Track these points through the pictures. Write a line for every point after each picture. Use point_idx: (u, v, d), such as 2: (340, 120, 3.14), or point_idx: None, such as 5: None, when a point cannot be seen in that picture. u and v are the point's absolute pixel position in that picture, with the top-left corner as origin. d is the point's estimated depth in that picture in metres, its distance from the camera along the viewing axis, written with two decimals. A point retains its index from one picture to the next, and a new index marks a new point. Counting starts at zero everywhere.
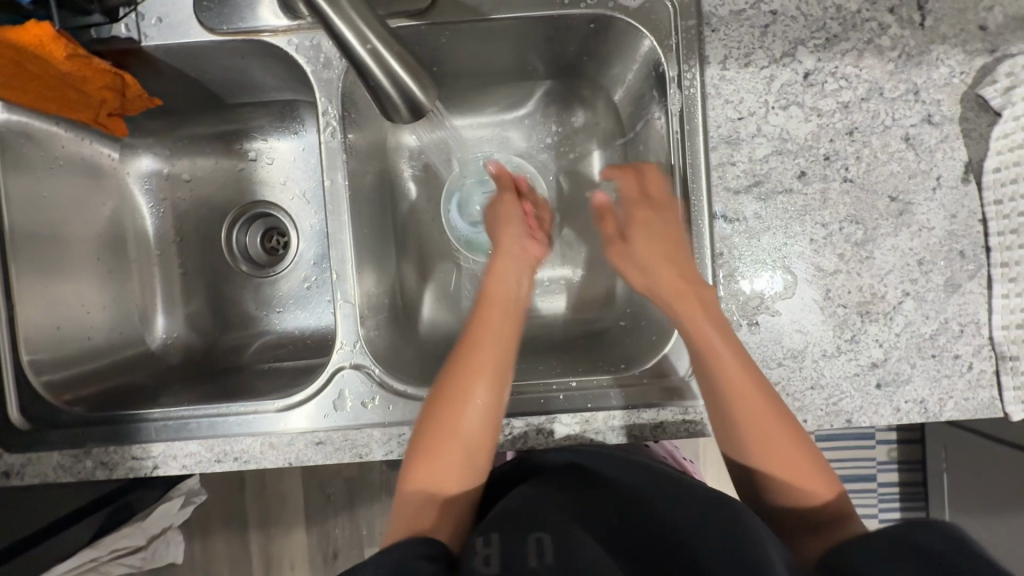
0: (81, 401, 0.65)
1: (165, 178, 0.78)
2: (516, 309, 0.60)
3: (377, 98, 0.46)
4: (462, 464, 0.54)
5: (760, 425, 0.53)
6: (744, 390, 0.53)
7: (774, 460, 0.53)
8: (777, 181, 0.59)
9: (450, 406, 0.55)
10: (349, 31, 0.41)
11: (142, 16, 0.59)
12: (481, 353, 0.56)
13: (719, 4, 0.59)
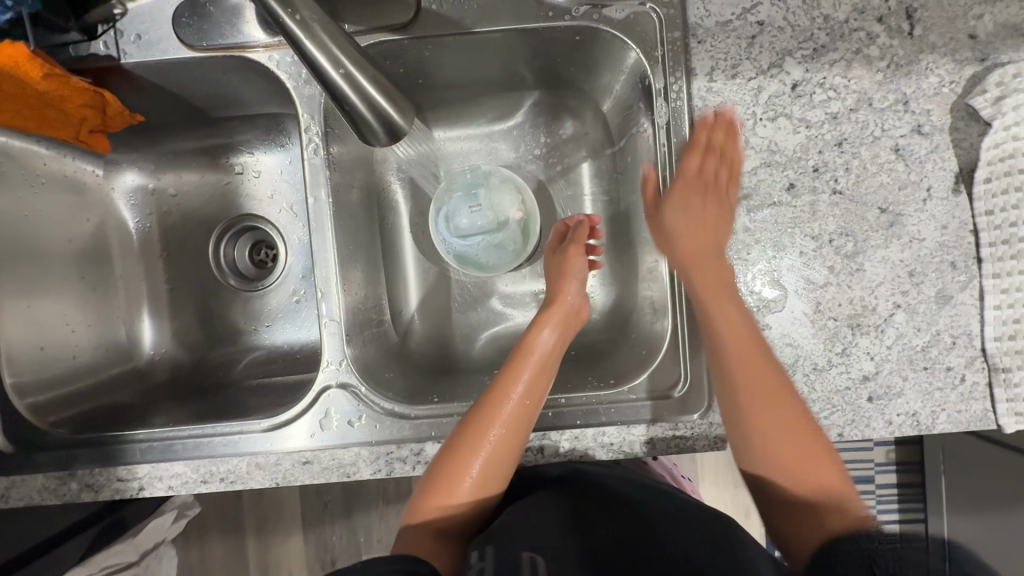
0: (66, 422, 0.64)
1: (150, 193, 0.78)
2: (549, 357, 0.59)
3: (355, 123, 0.45)
4: (468, 506, 0.54)
5: (764, 410, 0.52)
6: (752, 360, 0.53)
7: (773, 451, 0.52)
8: (766, 194, 0.58)
9: (466, 449, 0.54)
10: (325, 57, 0.41)
11: (120, 33, 0.58)
12: (502, 401, 0.55)
13: (706, 15, 0.58)
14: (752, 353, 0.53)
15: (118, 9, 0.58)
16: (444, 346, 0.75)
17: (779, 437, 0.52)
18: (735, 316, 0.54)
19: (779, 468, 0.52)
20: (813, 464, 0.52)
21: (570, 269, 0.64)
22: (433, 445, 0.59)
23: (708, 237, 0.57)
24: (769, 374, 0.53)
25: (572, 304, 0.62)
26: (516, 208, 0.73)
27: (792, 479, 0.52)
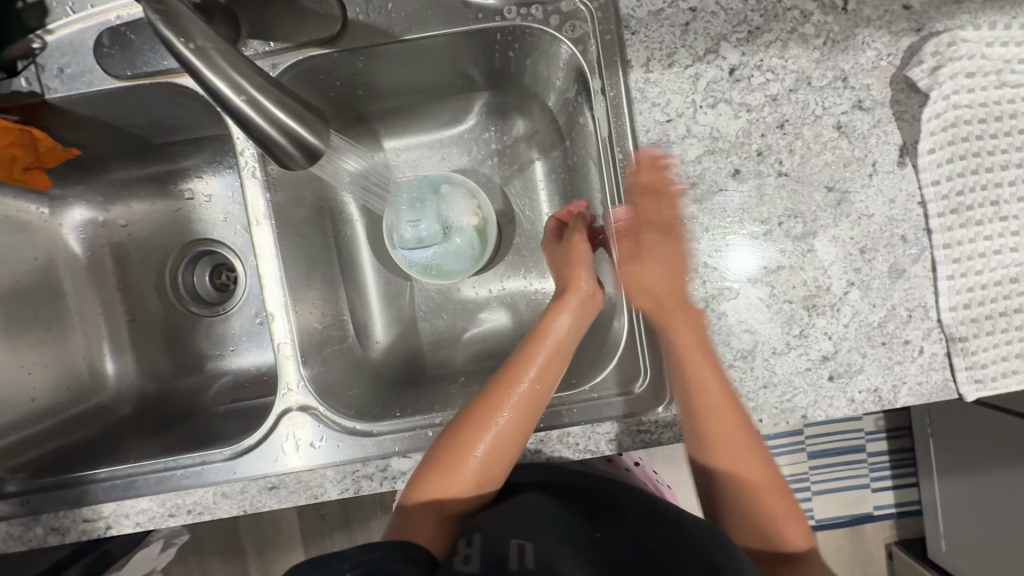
0: (26, 467, 0.63)
1: (101, 225, 0.76)
2: (565, 342, 0.58)
3: (266, 148, 0.43)
4: (471, 486, 0.53)
5: (745, 470, 0.55)
6: (723, 421, 0.54)
7: (746, 527, 0.55)
8: (711, 182, 0.58)
9: (474, 426, 0.53)
10: (225, 83, 0.40)
11: (42, 68, 0.57)
12: (516, 382, 0.55)
13: (637, 6, 0.57)
14: (744, 446, 0.54)
15: (37, 44, 0.57)
16: (412, 356, 0.74)
17: (755, 510, 0.55)
18: (711, 372, 0.55)
19: (751, 531, 0.55)
20: (775, 501, 0.55)
21: (573, 257, 0.63)
22: (398, 460, 0.58)
23: (687, 315, 0.56)
24: (755, 458, 0.55)
25: (587, 288, 0.61)
26: (472, 213, 0.73)
27: (764, 537, 0.54)
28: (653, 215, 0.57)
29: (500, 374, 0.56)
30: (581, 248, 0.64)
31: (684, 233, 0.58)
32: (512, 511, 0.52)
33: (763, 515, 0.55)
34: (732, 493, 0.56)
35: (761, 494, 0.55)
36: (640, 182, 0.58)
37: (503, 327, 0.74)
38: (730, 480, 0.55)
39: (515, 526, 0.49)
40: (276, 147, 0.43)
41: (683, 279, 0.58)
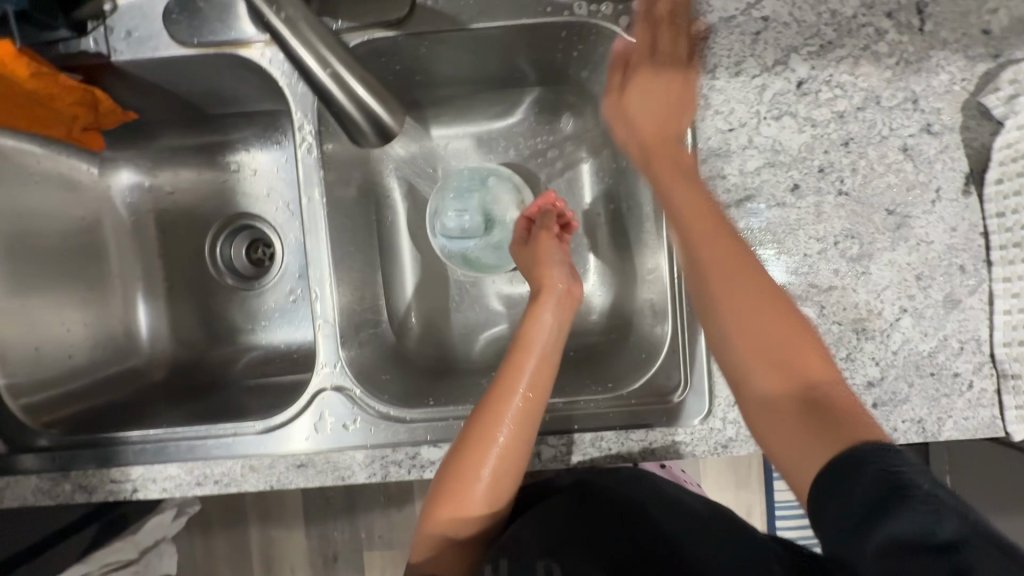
0: (60, 424, 0.63)
1: (147, 190, 0.77)
2: (549, 349, 0.57)
3: (342, 125, 0.44)
4: (481, 508, 0.53)
5: (736, 296, 0.47)
6: (705, 237, 0.49)
7: (759, 367, 0.45)
8: (769, 195, 0.57)
9: (473, 450, 0.52)
10: (313, 55, 0.41)
11: (110, 29, 0.57)
12: (507, 398, 0.54)
13: (709, 11, 0.56)
14: (741, 277, 0.47)
15: (107, 5, 0.57)
16: (442, 347, 0.74)
17: (761, 340, 0.45)
18: (696, 198, 0.51)
19: (774, 385, 0.44)
20: (796, 342, 0.45)
21: (545, 255, 0.64)
22: (428, 449, 0.58)
23: (674, 162, 0.54)
24: (760, 293, 0.47)
25: (561, 286, 0.61)
26: (512, 207, 0.73)
27: (783, 376, 0.44)
28: (645, 52, 0.57)
29: (489, 392, 0.55)
30: (551, 247, 0.64)
31: None
32: (537, 526, 0.54)
33: (783, 355, 0.45)
34: (734, 347, 0.46)
35: (770, 316, 0.46)
36: None
37: None
38: (721, 309, 0.47)
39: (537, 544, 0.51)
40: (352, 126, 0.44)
41: None
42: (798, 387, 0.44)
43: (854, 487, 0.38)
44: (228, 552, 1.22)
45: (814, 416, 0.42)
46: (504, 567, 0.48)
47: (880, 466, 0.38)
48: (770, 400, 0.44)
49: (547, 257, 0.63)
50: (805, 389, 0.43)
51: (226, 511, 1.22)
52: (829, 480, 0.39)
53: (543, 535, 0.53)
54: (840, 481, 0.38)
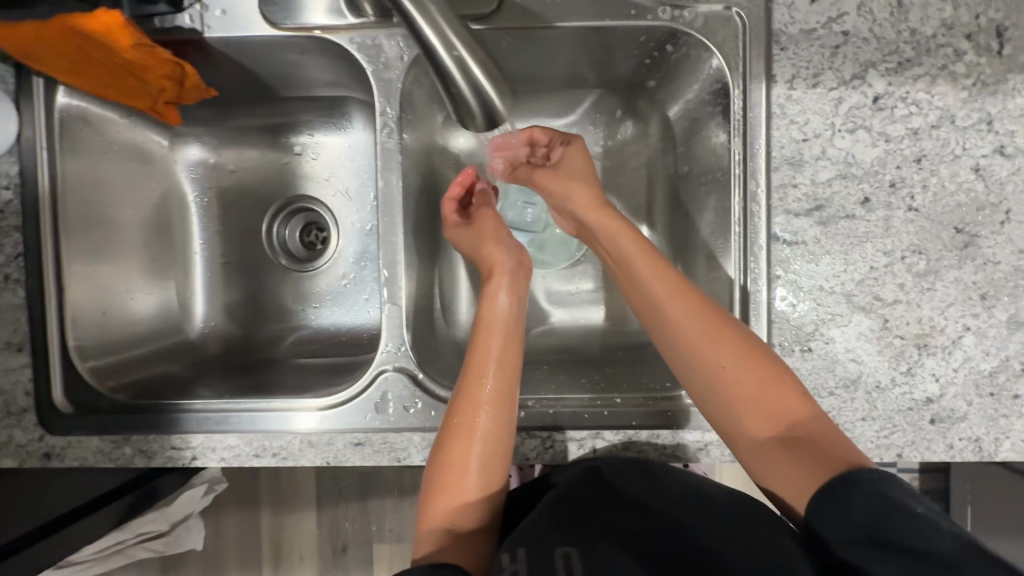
0: (124, 389, 0.64)
1: (211, 167, 0.78)
2: (510, 331, 0.58)
3: (452, 100, 0.46)
4: (479, 494, 0.54)
5: (711, 355, 0.51)
6: (678, 299, 0.53)
7: (749, 417, 0.50)
8: (839, 207, 0.57)
9: (460, 439, 0.54)
10: (442, 45, 0.41)
11: (206, 8, 0.59)
12: (480, 382, 0.55)
13: (791, 22, 0.57)
14: (717, 334, 0.52)
15: None
16: None
17: (748, 394, 0.50)
18: (655, 263, 0.55)
19: (760, 427, 0.50)
20: (773, 390, 0.50)
21: (479, 237, 0.63)
22: None
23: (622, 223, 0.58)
24: (734, 342, 0.52)
25: (512, 263, 0.61)
26: None
27: (771, 423, 0.50)
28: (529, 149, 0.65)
29: (462, 381, 0.56)
30: (482, 226, 0.64)
31: (804, 252, 0.58)
32: (552, 512, 0.52)
33: (765, 405, 0.50)
34: (727, 413, 0.51)
35: (745, 373, 0.51)
36: (768, 197, 0.58)
37: (586, 323, 0.75)
38: (702, 370, 0.52)
39: (553, 530, 0.49)
40: (460, 105, 0.46)
41: (795, 296, 0.58)
42: (784, 429, 0.49)
43: (848, 506, 0.44)
44: (239, 534, 1.22)
45: (806, 458, 0.48)
46: (521, 559, 0.46)
47: (869, 488, 0.44)
48: (764, 445, 0.50)
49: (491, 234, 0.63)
50: (788, 431, 0.49)
51: (243, 492, 1.23)
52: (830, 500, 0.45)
53: (558, 519, 0.51)
54: (830, 506, 0.45)
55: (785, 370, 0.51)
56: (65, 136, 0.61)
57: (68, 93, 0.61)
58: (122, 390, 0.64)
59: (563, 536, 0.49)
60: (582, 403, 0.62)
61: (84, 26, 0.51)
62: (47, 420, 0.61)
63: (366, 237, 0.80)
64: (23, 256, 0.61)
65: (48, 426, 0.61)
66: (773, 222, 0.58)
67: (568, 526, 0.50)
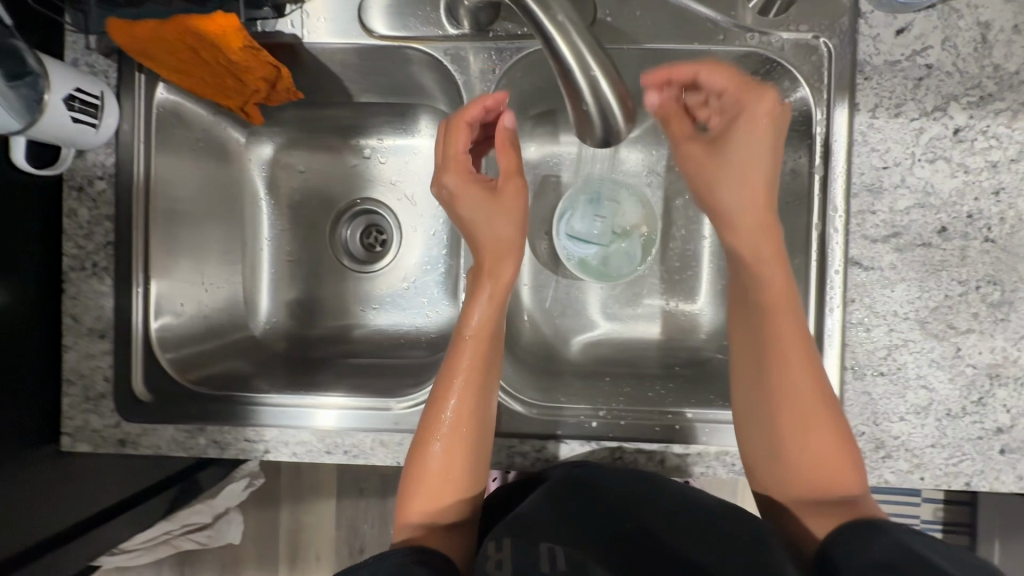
0: (202, 379, 0.66)
1: (282, 167, 0.80)
2: (489, 328, 0.59)
3: (574, 114, 0.48)
4: (452, 489, 0.55)
5: (785, 405, 0.53)
6: (788, 345, 0.53)
7: (790, 466, 0.52)
8: (917, 235, 0.58)
9: (432, 436, 0.56)
10: (580, 67, 0.43)
11: (307, 15, 0.61)
12: (452, 380, 0.57)
13: (875, 53, 0.58)
14: (800, 397, 0.52)
15: None
16: (551, 347, 0.76)
17: (794, 442, 0.52)
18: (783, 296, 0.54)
19: (796, 480, 0.52)
20: (828, 448, 0.52)
21: (478, 215, 0.61)
22: (555, 443, 0.62)
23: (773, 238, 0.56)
24: (810, 402, 0.52)
25: (508, 240, 0.61)
26: (639, 221, 0.76)
27: (808, 477, 0.52)
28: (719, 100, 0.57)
29: (438, 381, 0.58)
30: (488, 201, 0.61)
31: (879, 278, 0.59)
32: (545, 508, 0.52)
33: (810, 457, 0.52)
34: (764, 452, 0.54)
35: (811, 429, 0.52)
36: (846, 222, 0.59)
37: (643, 338, 0.77)
38: (768, 416, 0.53)
39: (541, 524, 0.50)
40: (581, 120, 0.48)
41: (869, 321, 0.59)
42: (820, 488, 0.51)
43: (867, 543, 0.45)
44: (259, 530, 1.22)
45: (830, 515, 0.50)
46: (507, 547, 0.47)
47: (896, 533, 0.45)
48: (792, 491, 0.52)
49: (506, 211, 0.61)
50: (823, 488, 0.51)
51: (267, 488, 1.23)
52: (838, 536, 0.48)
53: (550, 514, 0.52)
54: (851, 543, 0.46)
55: (847, 439, 0.52)
56: (162, 133, 0.64)
57: (167, 90, 0.64)
58: (203, 382, 0.65)
59: (544, 529, 0.50)
60: (654, 415, 0.62)
61: (200, 26, 0.53)
62: (124, 406, 0.62)
63: (428, 243, 0.82)
64: (112, 245, 0.63)
65: (124, 412, 0.62)
66: (850, 247, 0.59)
67: (555, 523, 0.50)
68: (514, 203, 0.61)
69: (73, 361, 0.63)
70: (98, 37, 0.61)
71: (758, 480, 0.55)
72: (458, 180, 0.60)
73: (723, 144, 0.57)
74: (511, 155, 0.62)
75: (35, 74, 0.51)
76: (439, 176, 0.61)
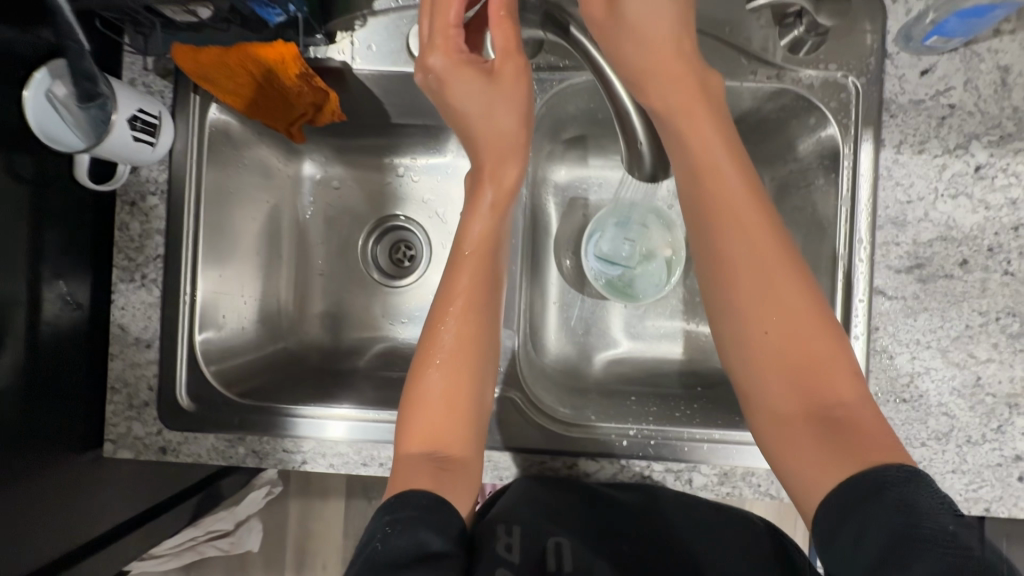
0: (244, 390, 0.68)
1: (319, 183, 0.83)
2: (486, 244, 0.59)
3: (627, 151, 0.54)
4: (442, 408, 0.55)
5: (770, 302, 0.49)
6: (757, 239, 0.50)
7: (780, 382, 0.48)
8: (939, 266, 0.61)
9: (428, 350, 0.57)
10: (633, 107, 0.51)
11: (355, 43, 0.64)
12: (451, 296, 0.58)
13: (900, 92, 0.61)
14: (775, 283, 0.49)
15: (359, 21, 0.63)
16: (578, 365, 0.78)
17: (781, 346, 0.48)
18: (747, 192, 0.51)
19: (791, 398, 0.47)
20: (820, 347, 0.48)
21: (471, 104, 0.58)
22: (585, 461, 0.64)
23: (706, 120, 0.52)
24: (793, 291, 0.49)
25: (514, 137, 0.60)
26: (665, 244, 0.78)
27: (803, 394, 0.47)
28: None
29: (435, 302, 0.59)
30: (482, 86, 0.57)
31: (903, 307, 0.61)
32: (555, 503, 0.57)
33: (803, 365, 0.47)
34: (754, 369, 0.49)
35: (798, 322, 0.48)
36: (871, 252, 0.61)
37: (667, 358, 0.78)
38: (749, 320, 0.49)
39: (550, 518, 0.55)
40: (633, 157, 0.54)
41: (892, 349, 0.61)
42: (818, 406, 0.46)
43: (862, 521, 0.41)
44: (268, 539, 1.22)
45: (836, 440, 0.45)
46: (516, 534, 0.52)
47: (899, 493, 0.41)
48: (788, 413, 0.47)
49: (495, 103, 0.58)
50: (825, 409, 0.46)
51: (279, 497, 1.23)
52: (846, 493, 0.42)
53: (561, 512, 0.56)
54: (849, 517, 0.42)
55: (841, 341, 0.48)
56: (213, 151, 0.67)
57: (219, 110, 0.67)
58: (246, 394, 0.67)
59: (553, 523, 0.54)
60: (681, 434, 0.64)
61: (264, 55, 0.58)
62: (168, 416, 0.64)
63: None
64: (162, 258, 0.65)
65: (167, 421, 0.64)
66: (875, 277, 0.61)
67: (563, 520, 0.55)
68: (511, 84, 0.58)
69: (119, 370, 0.65)
70: (155, 59, 0.64)
71: (749, 403, 0.50)
72: (444, 63, 0.56)
73: (620, 4, 0.52)
74: (508, 33, 0.56)
75: (104, 97, 0.55)
76: (423, 57, 0.57)
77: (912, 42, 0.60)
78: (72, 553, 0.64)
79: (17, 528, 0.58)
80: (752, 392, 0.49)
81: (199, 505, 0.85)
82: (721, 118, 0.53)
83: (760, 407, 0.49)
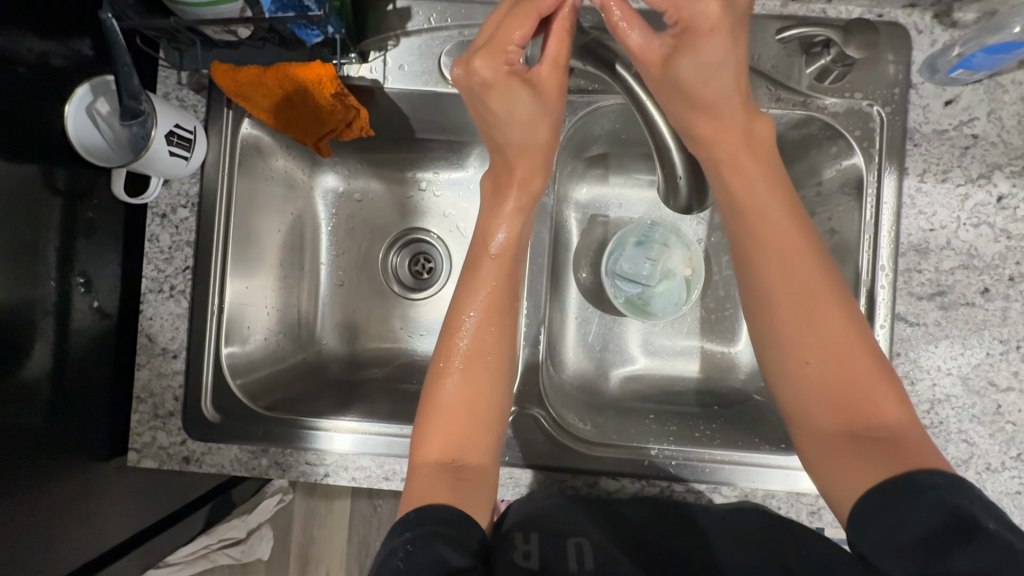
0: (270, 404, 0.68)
1: (342, 196, 0.83)
2: (510, 243, 0.60)
3: (663, 183, 0.54)
4: (462, 412, 0.56)
5: (805, 318, 0.50)
6: (792, 253, 0.51)
7: (816, 400, 0.49)
8: (960, 294, 0.61)
9: (445, 355, 0.58)
10: (673, 141, 0.50)
11: (386, 62, 0.65)
12: (470, 299, 0.59)
13: (924, 122, 0.62)
14: (808, 297, 0.50)
15: (391, 41, 0.65)
16: (595, 382, 0.78)
17: (816, 362, 0.49)
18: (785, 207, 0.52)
19: (828, 417, 0.48)
20: (855, 361, 0.49)
21: (514, 111, 0.55)
22: (606, 480, 0.65)
23: (753, 141, 0.53)
24: (825, 307, 0.50)
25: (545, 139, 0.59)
26: (684, 264, 0.78)
27: (837, 412, 0.48)
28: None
29: (452, 305, 0.60)
30: (527, 96, 0.54)
31: (924, 333, 0.62)
32: (575, 516, 0.56)
33: (839, 380, 0.49)
34: (789, 386, 0.50)
35: (836, 337, 0.49)
36: (893, 279, 0.62)
37: (683, 376, 0.79)
38: (784, 338, 0.51)
39: (568, 525, 0.54)
40: (668, 188, 0.54)
41: (912, 375, 0.62)
42: (851, 423, 0.48)
43: (902, 513, 0.41)
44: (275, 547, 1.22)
45: (873, 455, 0.45)
46: (534, 540, 0.52)
47: (941, 495, 0.41)
48: (824, 432, 0.48)
49: (534, 112, 0.56)
50: (859, 425, 0.47)
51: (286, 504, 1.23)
52: (882, 501, 0.43)
53: (583, 520, 0.56)
54: (875, 522, 0.43)
55: (876, 358, 0.49)
56: (245, 166, 0.69)
57: (250, 125, 0.68)
58: (271, 406, 0.68)
59: (572, 530, 0.53)
60: (702, 455, 0.65)
61: (299, 75, 0.60)
62: (192, 425, 0.65)
63: None
64: (190, 270, 0.66)
65: (190, 430, 0.65)
66: (897, 303, 0.62)
67: (582, 526, 0.55)
68: (553, 96, 0.56)
69: (146, 378, 0.66)
70: (189, 73, 0.65)
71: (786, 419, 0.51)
72: (492, 70, 0.52)
73: (674, 60, 0.51)
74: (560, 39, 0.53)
75: (146, 115, 0.56)
76: (470, 58, 0.53)
77: (937, 74, 0.61)
78: (92, 560, 0.65)
79: (41, 536, 0.59)
80: (786, 407, 0.51)
81: (213, 512, 0.86)
82: (765, 151, 0.54)
83: (797, 423, 0.50)
